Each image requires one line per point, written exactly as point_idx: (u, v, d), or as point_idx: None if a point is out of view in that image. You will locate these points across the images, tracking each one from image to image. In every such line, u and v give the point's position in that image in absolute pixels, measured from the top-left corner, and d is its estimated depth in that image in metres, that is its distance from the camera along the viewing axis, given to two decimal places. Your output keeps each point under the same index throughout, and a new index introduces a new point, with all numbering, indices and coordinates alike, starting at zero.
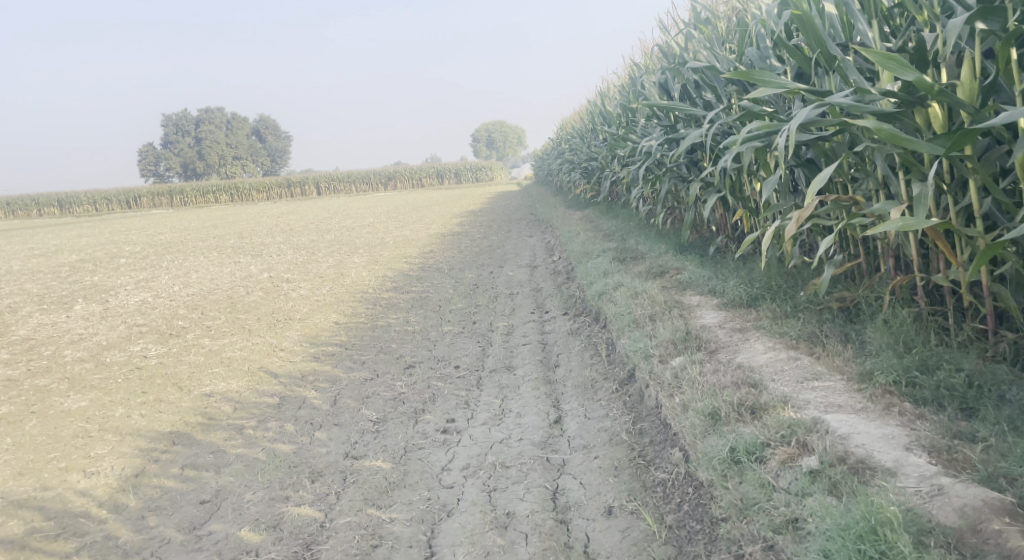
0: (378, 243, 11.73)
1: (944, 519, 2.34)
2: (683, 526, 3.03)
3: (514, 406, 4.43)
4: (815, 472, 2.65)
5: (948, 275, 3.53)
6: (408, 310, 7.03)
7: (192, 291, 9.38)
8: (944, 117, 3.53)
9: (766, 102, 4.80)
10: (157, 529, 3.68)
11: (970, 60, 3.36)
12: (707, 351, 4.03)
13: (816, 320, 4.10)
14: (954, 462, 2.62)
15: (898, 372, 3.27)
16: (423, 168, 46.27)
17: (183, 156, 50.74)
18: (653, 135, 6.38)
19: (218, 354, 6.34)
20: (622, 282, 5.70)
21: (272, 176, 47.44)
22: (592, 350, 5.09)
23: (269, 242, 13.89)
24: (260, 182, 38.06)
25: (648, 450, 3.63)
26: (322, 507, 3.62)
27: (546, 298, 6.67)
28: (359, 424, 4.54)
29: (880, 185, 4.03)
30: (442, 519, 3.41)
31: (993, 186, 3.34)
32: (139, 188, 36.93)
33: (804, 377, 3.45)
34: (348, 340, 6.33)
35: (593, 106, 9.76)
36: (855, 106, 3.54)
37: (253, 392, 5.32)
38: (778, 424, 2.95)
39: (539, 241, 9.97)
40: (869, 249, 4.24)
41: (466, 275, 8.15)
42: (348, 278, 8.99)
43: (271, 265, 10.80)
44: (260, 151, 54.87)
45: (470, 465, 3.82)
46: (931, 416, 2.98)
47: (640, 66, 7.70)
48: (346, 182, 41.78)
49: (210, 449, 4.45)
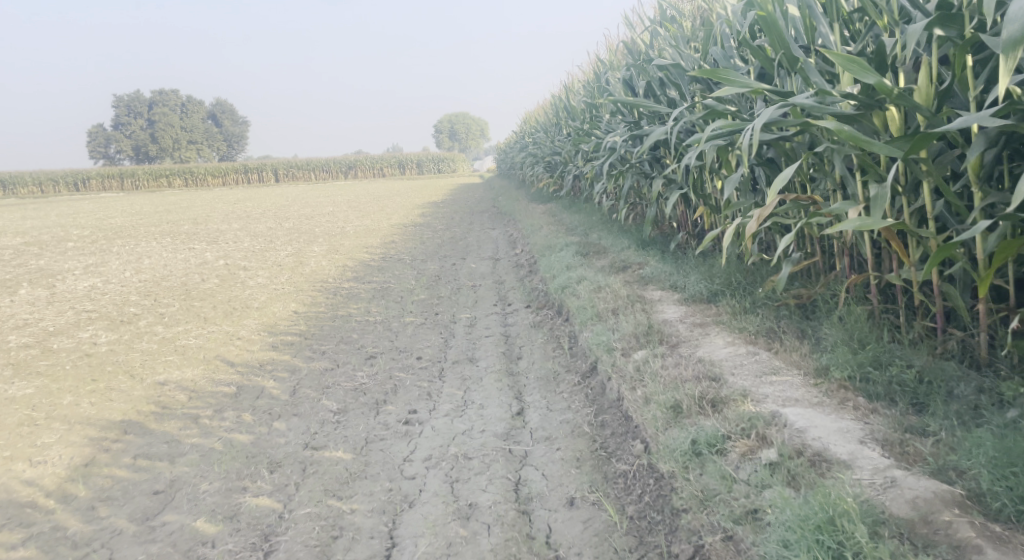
0: (337, 232, 11.64)
1: (897, 511, 2.42)
2: (644, 517, 3.08)
3: (476, 398, 4.45)
4: (774, 464, 2.71)
5: (901, 274, 3.64)
6: (369, 300, 7.00)
7: (144, 277, 9.20)
8: (901, 121, 3.62)
9: (729, 101, 4.88)
10: (108, 520, 3.62)
11: (927, 66, 3.45)
12: (669, 344, 4.09)
13: (773, 316, 4.19)
14: (906, 455, 2.70)
15: (853, 367, 3.36)
16: (383, 157, 45.92)
17: (135, 139, 49.64)
18: (617, 130, 6.45)
19: (172, 341, 6.24)
20: (585, 275, 5.75)
21: (228, 161, 46.65)
22: (554, 343, 5.13)
23: (224, 228, 13.68)
24: (215, 167, 37.43)
25: (609, 442, 3.68)
26: (281, 498, 3.60)
27: (509, 290, 6.70)
28: (318, 414, 4.51)
29: (838, 185, 4.12)
30: (403, 510, 3.41)
31: (946, 189, 3.45)
32: (87, 170, 36.02)
33: (762, 371, 3.53)
34: (307, 330, 6.29)
35: (558, 100, 9.81)
36: (817, 107, 3.62)
37: (209, 381, 5.26)
38: (739, 418, 3.01)
39: (501, 233, 10.00)
40: (825, 247, 4.35)
41: (428, 267, 8.14)
42: (307, 267, 8.91)
43: (227, 252, 10.65)
44: (215, 136, 53.92)
45: (432, 456, 3.83)
46: (884, 411, 3.07)
47: (605, 62, 7.75)
48: (304, 169, 41.33)
49: (164, 439, 4.39)
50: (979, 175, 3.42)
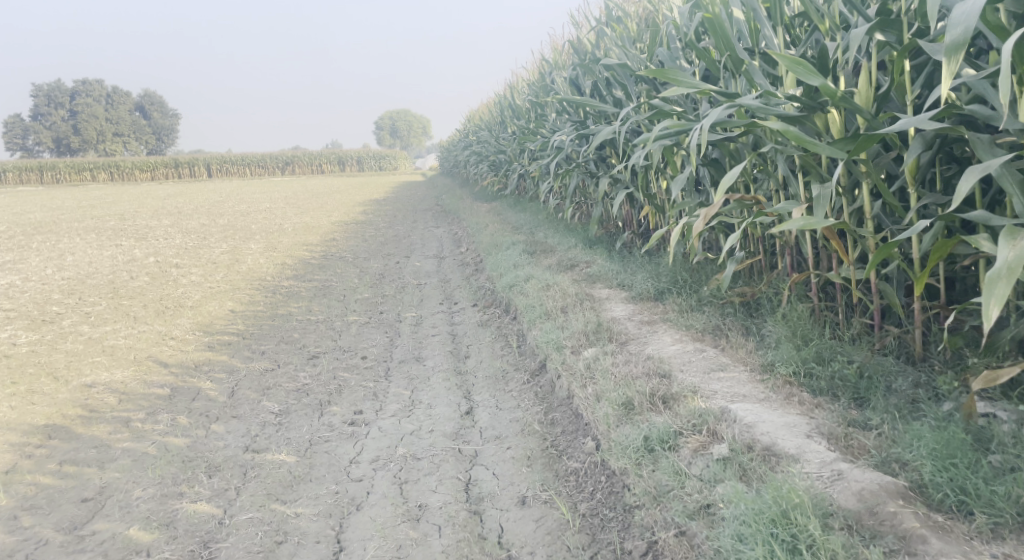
0: (274, 229, 11.41)
1: (845, 503, 2.46)
2: (596, 514, 3.08)
3: (424, 397, 4.41)
4: (726, 459, 2.74)
5: (840, 272, 3.73)
6: (310, 299, 6.87)
7: (68, 274, 8.87)
8: (842, 123, 3.71)
9: (674, 102, 4.96)
10: (33, 530, 3.46)
11: (868, 70, 3.54)
12: (618, 342, 4.11)
13: (719, 314, 4.25)
14: (851, 449, 2.76)
15: (797, 363, 3.43)
16: (320, 154, 45.27)
17: (58, 132, 47.89)
18: (563, 129, 6.48)
19: (100, 342, 6.03)
20: (532, 274, 5.75)
21: (158, 156, 45.39)
22: (502, 341, 5.11)
23: (155, 225, 13.29)
24: (143, 162, 36.34)
25: (560, 440, 3.68)
26: (221, 504, 3.51)
27: (454, 289, 6.66)
28: (259, 416, 4.41)
29: (781, 185, 4.21)
30: (351, 513, 3.35)
31: (884, 190, 3.54)
32: (4, 163, 34.52)
33: (710, 368, 3.57)
34: (245, 330, 6.14)
35: (502, 100, 9.82)
36: (762, 108, 3.68)
37: (141, 383, 5.10)
38: (689, 414, 3.04)
39: (445, 232, 9.95)
40: (768, 247, 4.43)
41: (370, 265, 8.04)
42: (243, 265, 8.72)
43: (158, 250, 10.34)
44: (144, 130, 52.28)
45: (380, 457, 3.78)
46: (828, 405, 3.14)
47: (549, 61, 7.78)
48: (239, 165, 40.44)
49: (93, 444, 4.23)
50: (916, 177, 3.52)
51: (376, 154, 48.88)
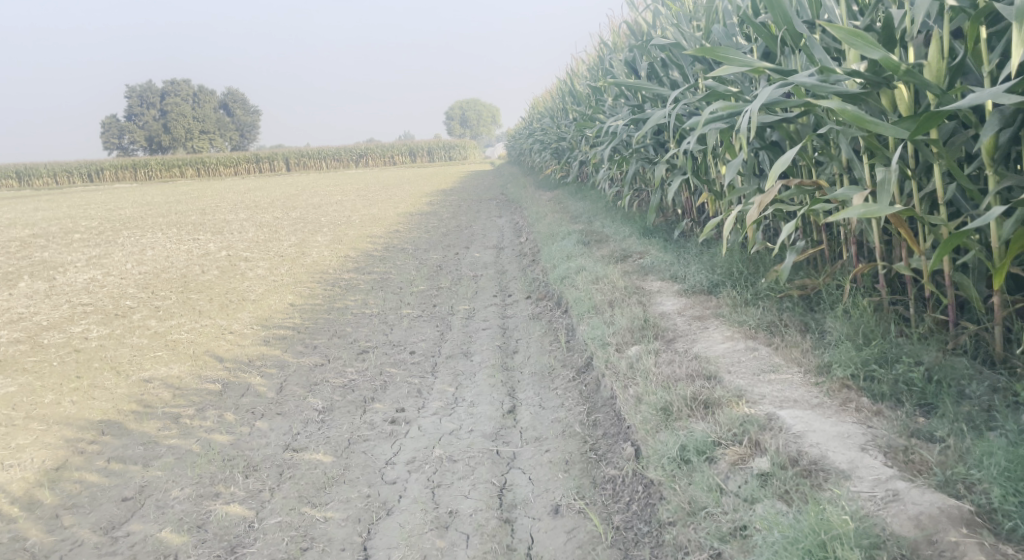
0: (343, 222, 11.47)
1: (899, 529, 2.20)
2: (631, 528, 2.88)
3: (467, 395, 4.26)
4: (766, 476, 2.50)
5: (909, 264, 3.42)
6: (367, 292, 6.81)
7: (144, 269, 9.08)
8: (910, 100, 3.39)
9: (732, 82, 4.70)
10: (71, 530, 3.47)
11: (938, 39, 3.21)
12: (665, 340, 3.88)
13: (776, 308, 3.98)
14: (911, 465, 2.46)
15: (856, 365, 3.14)
16: (396, 145, 45.77)
17: (150, 130, 49.91)
18: (620, 114, 6.25)
19: (163, 336, 6.10)
20: (585, 265, 5.54)
21: (244, 151, 46.68)
22: (552, 336, 4.93)
23: (231, 218, 13.56)
24: (227, 157, 37.46)
25: (601, 444, 3.48)
26: (253, 506, 3.44)
27: (510, 281, 6.50)
28: (303, 413, 4.34)
29: (844, 169, 3.91)
30: (380, 518, 3.24)
31: (957, 173, 3.22)
32: (100, 161, 36.08)
33: (761, 369, 3.32)
34: (301, 323, 6.12)
35: (563, 85, 9.58)
36: (819, 86, 3.42)
37: (195, 378, 5.11)
38: (731, 421, 2.80)
39: (507, 221, 9.80)
40: (832, 235, 4.13)
41: (430, 256, 7.94)
42: (308, 258, 8.76)
43: (231, 243, 10.51)
44: (230, 126, 53.83)
45: (415, 459, 3.65)
46: (888, 413, 2.85)
47: (609, 44, 7.52)
48: (317, 158, 41.20)
49: (141, 440, 4.23)
50: (994, 157, 3.17)
51: (451, 144, 49.10)
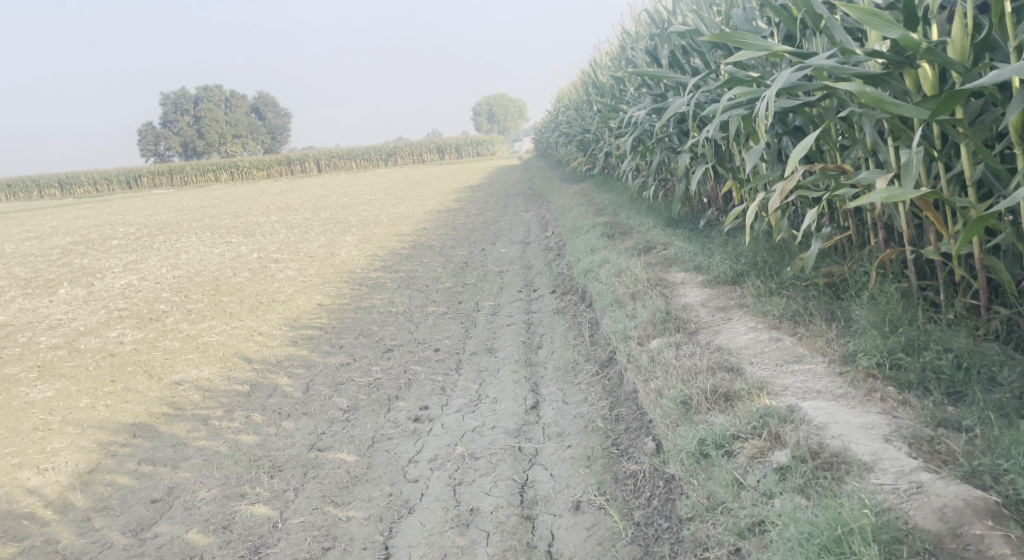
0: (371, 221, 11.53)
1: (922, 523, 2.13)
2: (651, 523, 2.84)
3: (490, 391, 4.24)
4: (785, 469, 2.44)
5: (938, 248, 3.34)
6: (394, 290, 6.83)
7: (179, 273, 9.22)
8: (934, 79, 3.31)
9: (753, 67, 4.66)
10: (101, 532, 3.52)
11: (961, 15, 3.12)
12: (687, 332, 3.83)
13: (801, 297, 3.90)
14: (937, 456, 2.38)
15: (882, 353, 3.07)
16: (426, 143, 45.91)
17: (186, 135, 50.74)
18: (642, 104, 6.20)
19: (194, 339, 6.17)
20: (609, 258, 5.49)
21: (277, 153, 47.15)
22: (576, 330, 4.89)
23: (263, 221, 13.69)
24: (260, 160, 37.92)
25: (623, 438, 3.44)
26: (277, 506, 3.46)
27: (535, 276, 6.47)
28: (328, 412, 4.35)
29: (869, 152, 3.84)
30: (402, 517, 3.24)
31: (984, 153, 3.14)
32: (138, 168, 36.73)
33: (784, 360, 3.26)
34: (328, 323, 6.15)
35: (587, 77, 9.51)
36: (839, 69, 3.35)
37: (225, 380, 5.15)
38: (750, 414, 2.75)
39: (533, 216, 9.76)
40: (859, 221, 4.06)
41: (457, 253, 7.94)
42: (337, 258, 8.80)
43: (262, 245, 10.63)
44: (263, 129, 54.41)
45: (438, 456, 3.64)
46: (914, 403, 2.77)
47: (630, 33, 7.45)
48: (348, 158, 41.51)
49: (171, 443, 4.28)
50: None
51: (480, 140, 49.15)
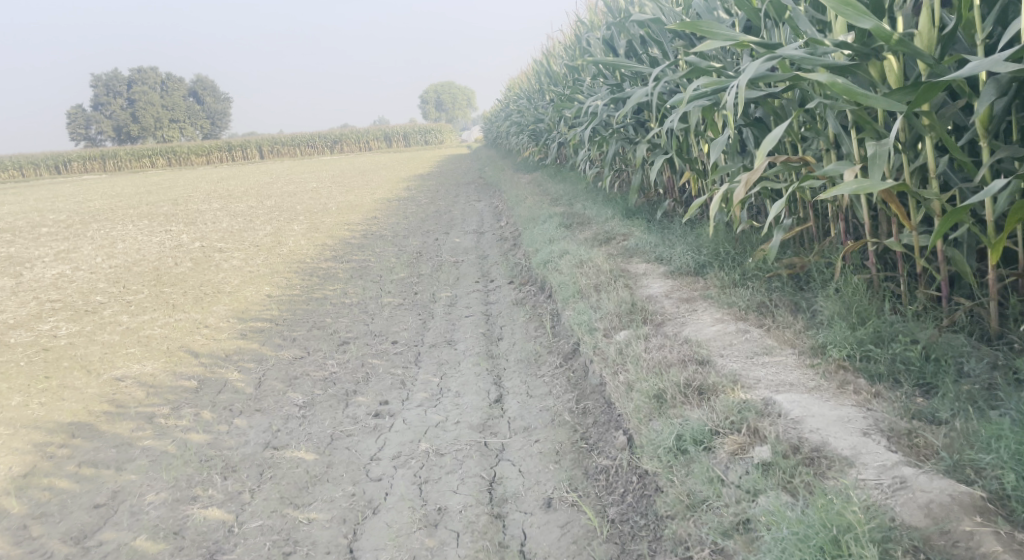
0: (318, 209, 11.27)
1: (909, 519, 2.11)
2: (626, 520, 2.78)
3: (452, 385, 4.15)
4: (768, 466, 2.41)
5: (901, 239, 3.35)
6: (346, 281, 6.66)
7: (115, 262, 8.86)
8: (900, 71, 3.31)
9: (714, 57, 4.66)
10: (40, 541, 3.32)
11: (929, 7, 3.13)
12: (653, 323, 3.79)
13: (764, 288, 3.90)
14: (916, 449, 2.38)
15: (852, 345, 3.07)
16: (371, 130, 45.29)
17: (119, 119, 49.16)
18: (599, 93, 6.17)
19: (135, 332, 5.91)
20: (568, 249, 5.43)
21: (216, 138, 45.93)
22: (536, 321, 4.82)
23: (204, 208, 13.28)
24: (198, 146, 36.92)
25: (591, 432, 3.38)
26: (233, 509, 3.31)
27: (491, 266, 6.37)
28: (283, 409, 4.19)
29: (831, 144, 3.86)
30: (366, 517, 3.12)
31: (951, 145, 3.14)
32: (67, 153, 35.41)
33: (754, 352, 3.24)
34: (278, 315, 5.96)
35: (539, 66, 9.45)
36: (808, 59, 3.33)
37: (170, 375, 4.94)
38: (728, 409, 2.72)
39: (486, 205, 9.66)
40: (819, 212, 4.07)
41: (409, 243, 7.80)
42: (284, 247, 8.56)
43: (204, 234, 10.30)
44: (200, 113, 52.99)
45: (401, 453, 3.53)
46: (887, 395, 2.77)
47: (585, 22, 7.41)
48: (290, 144, 40.69)
49: (114, 443, 4.06)
50: (989, 128, 3.10)
51: (425, 127, 48.82)
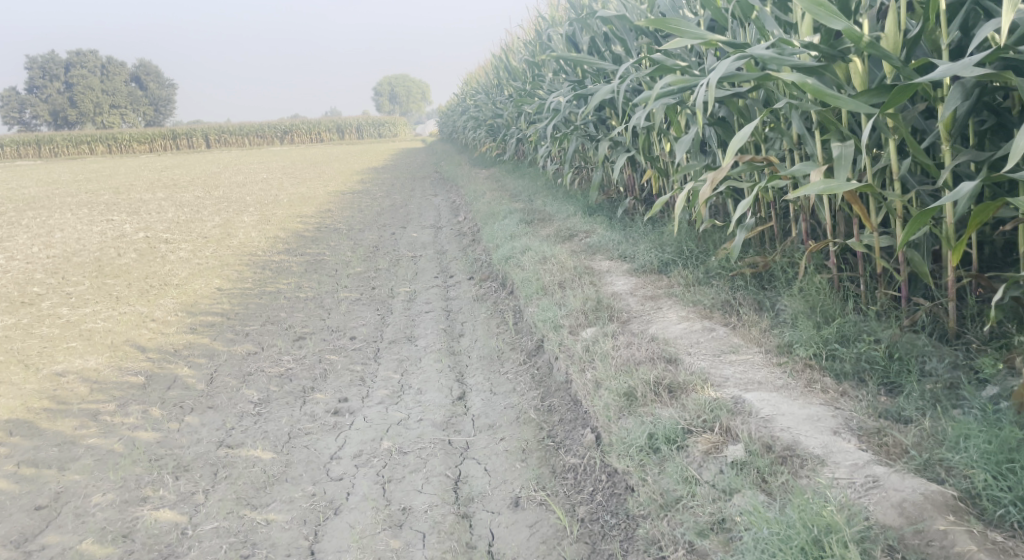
0: (269, 201, 11.03)
1: (883, 518, 2.13)
2: (597, 519, 2.75)
3: (414, 382, 4.08)
4: (742, 465, 2.42)
5: (862, 240, 3.37)
6: (300, 275, 6.52)
7: (53, 252, 8.51)
8: (866, 73, 3.34)
9: (678, 55, 4.69)
10: None
11: (896, 11, 3.16)
12: (619, 321, 3.78)
13: (728, 287, 3.92)
14: (885, 448, 2.41)
15: (818, 344, 3.10)
16: (322, 122, 44.73)
17: (58, 104, 47.62)
18: (561, 90, 6.16)
19: (77, 326, 5.68)
20: (530, 245, 5.40)
21: (160, 127, 44.78)
22: (498, 318, 4.78)
23: (148, 198, 12.90)
24: (141, 134, 35.95)
25: (558, 430, 3.35)
26: (186, 510, 3.17)
27: (450, 261, 6.30)
28: (237, 406, 4.06)
29: (795, 144, 3.88)
30: (328, 518, 3.04)
31: (915, 147, 3.17)
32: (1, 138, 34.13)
33: (720, 350, 3.25)
34: (229, 309, 5.79)
35: (498, 61, 9.43)
36: (777, 59, 3.34)
37: (115, 370, 4.75)
38: (700, 407, 2.74)
39: (443, 200, 9.58)
40: (782, 212, 4.11)
41: (365, 237, 7.68)
42: (234, 239, 8.35)
43: (149, 224, 9.99)
44: (144, 100, 51.56)
45: (362, 452, 3.46)
46: (854, 393, 2.80)
47: (546, 18, 7.41)
48: (239, 134, 39.87)
49: (56, 441, 3.86)
50: (951, 131, 3.13)
51: (377, 121, 48.34)
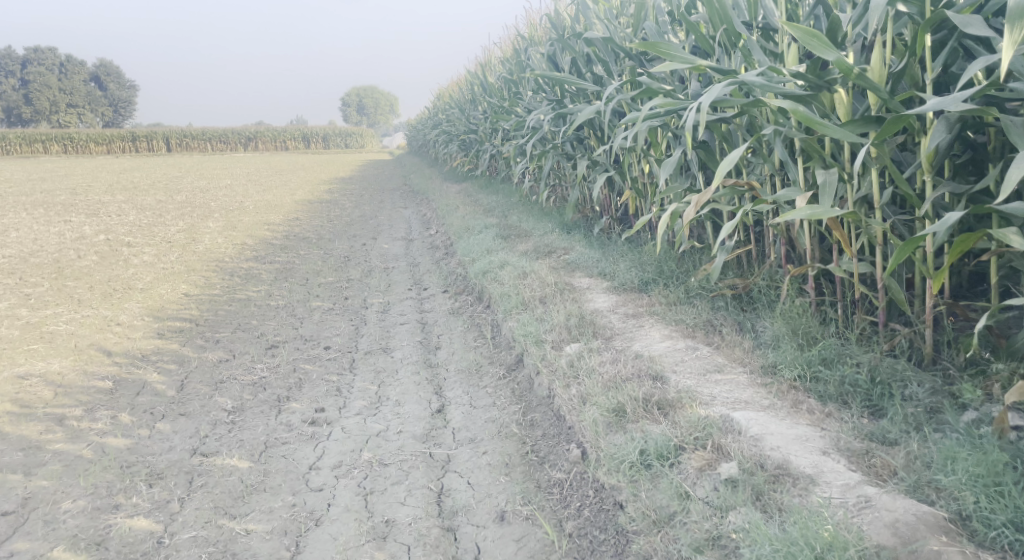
0: (234, 207, 10.89)
1: (878, 538, 2.18)
2: (585, 535, 2.75)
3: (392, 394, 4.04)
4: (735, 482, 2.49)
5: (842, 265, 3.43)
6: (270, 283, 6.43)
7: (9, 252, 8.27)
8: (849, 105, 3.42)
9: (661, 78, 4.76)
10: None
11: (882, 44, 3.24)
12: (603, 338, 3.81)
13: (709, 308, 3.98)
14: (874, 469, 2.49)
15: (802, 366, 3.16)
16: (285, 130, 44.36)
17: (12, 102, 46.53)
18: (540, 108, 6.22)
19: (38, 328, 5.51)
20: (507, 260, 5.41)
21: (117, 128, 43.95)
22: (476, 332, 4.77)
23: (107, 200, 12.62)
24: (98, 135, 35.29)
25: (541, 444, 3.35)
26: (161, 519, 3.09)
27: (423, 274, 6.28)
28: (210, 414, 3.98)
29: (777, 170, 3.95)
30: (309, 530, 2.99)
31: (898, 177, 3.23)
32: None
33: (706, 369, 3.31)
34: (198, 315, 5.68)
35: (473, 77, 9.47)
36: (767, 86, 3.39)
37: (80, 375, 4.61)
38: (692, 425, 2.81)
39: (413, 213, 9.57)
40: (761, 236, 4.18)
41: (336, 247, 7.61)
42: (200, 245, 8.21)
43: (109, 226, 9.77)
44: (102, 100, 50.64)
45: (343, 463, 3.41)
46: (839, 415, 2.87)
47: (525, 37, 7.47)
48: (201, 139, 39.31)
49: (21, 445, 3.73)
50: (932, 164, 3.21)
51: (341, 131, 48.11)
